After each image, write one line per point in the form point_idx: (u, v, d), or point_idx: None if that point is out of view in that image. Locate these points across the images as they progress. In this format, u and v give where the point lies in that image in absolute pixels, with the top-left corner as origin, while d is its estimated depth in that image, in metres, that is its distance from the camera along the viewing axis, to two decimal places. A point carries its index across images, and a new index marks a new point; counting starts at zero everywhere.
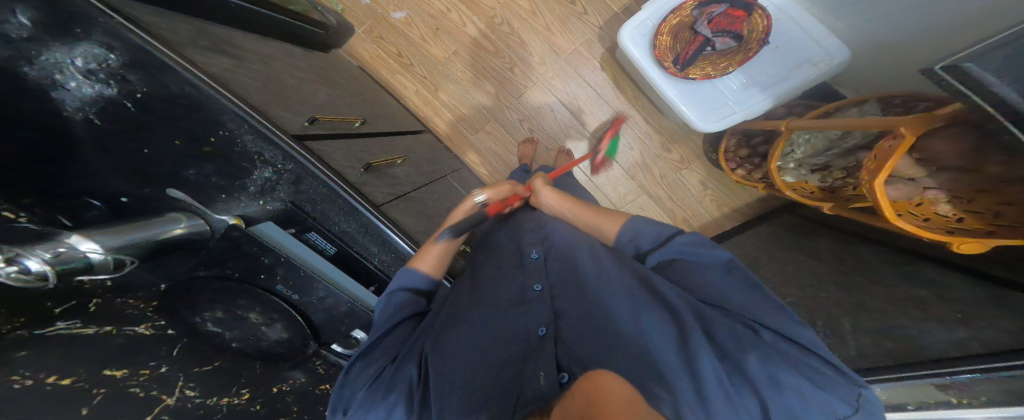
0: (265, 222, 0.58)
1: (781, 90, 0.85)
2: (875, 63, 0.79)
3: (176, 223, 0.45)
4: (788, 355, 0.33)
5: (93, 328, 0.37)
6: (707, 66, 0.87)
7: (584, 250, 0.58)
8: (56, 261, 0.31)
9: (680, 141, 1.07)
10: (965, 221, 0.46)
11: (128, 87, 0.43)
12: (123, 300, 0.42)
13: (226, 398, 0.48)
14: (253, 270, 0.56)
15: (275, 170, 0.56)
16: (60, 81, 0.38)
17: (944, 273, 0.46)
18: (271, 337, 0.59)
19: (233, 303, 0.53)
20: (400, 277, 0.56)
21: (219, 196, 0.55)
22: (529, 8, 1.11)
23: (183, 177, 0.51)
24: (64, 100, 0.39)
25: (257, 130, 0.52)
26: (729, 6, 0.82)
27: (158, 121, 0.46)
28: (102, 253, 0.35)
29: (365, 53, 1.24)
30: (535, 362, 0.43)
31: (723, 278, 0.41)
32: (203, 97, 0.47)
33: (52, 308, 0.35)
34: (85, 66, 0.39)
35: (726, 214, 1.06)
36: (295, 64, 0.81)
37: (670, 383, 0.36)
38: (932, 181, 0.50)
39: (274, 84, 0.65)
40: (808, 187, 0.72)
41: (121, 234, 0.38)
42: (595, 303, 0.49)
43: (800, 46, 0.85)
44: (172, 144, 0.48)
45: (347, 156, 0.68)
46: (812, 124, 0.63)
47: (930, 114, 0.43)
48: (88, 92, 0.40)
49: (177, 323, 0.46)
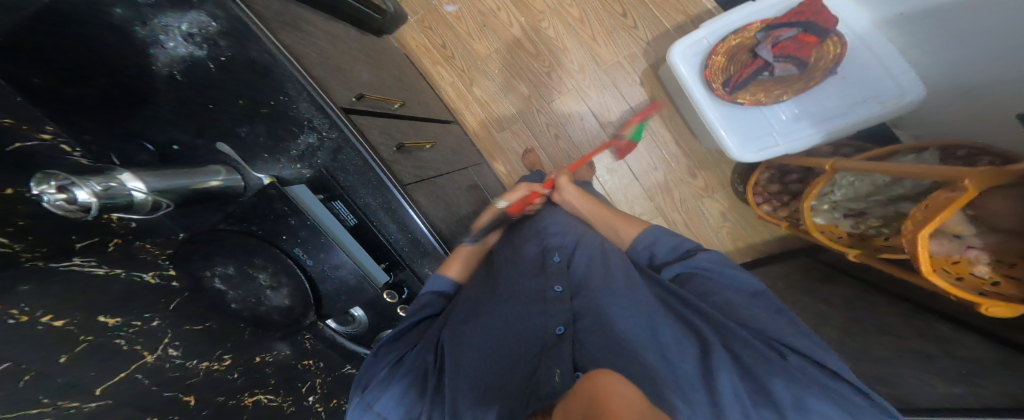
0: (298, 185, 0.61)
1: (833, 127, 0.85)
2: (950, 110, 0.73)
3: (215, 176, 0.52)
4: (818, 382, 0.32)
5: (104, 269, 0.46)
6: (758, 91, 0.86)
7: (610, 255, 0.59)
8: (104, 195, 0.37)
9: (707, 168, 1.06)
10: (999, 285, 0.40)
11: (216, 50, 0.51)
12: (140, 244, 0.52)
13: (205, 363, 0.51)
14: (277, 232, 0.61)
15: (319, 136, 0.60)
16: (161, 40, 0.49)
17: (952, 333, 0.45)
18: (271, 302, 0.60)
19: (247, 262, 0.58)
20: (431, 281, 0.65)
21: (262, 156, 0.62)
22: (578, 16, 1.13)
23: (237, 134, 0.60)
24: (159, 56, 0.50)
25: (313, 98, 0.57)
26: (801, 30, 0.79)
27: (229, 80, 0.54)
28: (145, 193, 0.42)
29: (413, 42, 1.29)
30: (549, 363, 0.45)
31: (746, 298, 0.42)
32: (275, 65, 0.53)
33: (74, 243, 0.44)
34: (187, 30, 0.49)
35: (740, 248, 1.04)
36: (350, 43, 0.86)
37: (689, 395, 0.35)
38: (979, 241, 0.43)
39: (329, 57, 0.70)
40: (837, 232, 0.67)
41: (167, 179, 0.45)
42: (612, 305, 0.49)
43: (870, 81, 0.82)
44: (235, 103, 0.56)
45: (383, 134, 0.72)
46: (861, 165, 0.58)
47: (1006, 170, 0.35)
48: (181, 51, 0.50)
49: (186, 276, 0.54)
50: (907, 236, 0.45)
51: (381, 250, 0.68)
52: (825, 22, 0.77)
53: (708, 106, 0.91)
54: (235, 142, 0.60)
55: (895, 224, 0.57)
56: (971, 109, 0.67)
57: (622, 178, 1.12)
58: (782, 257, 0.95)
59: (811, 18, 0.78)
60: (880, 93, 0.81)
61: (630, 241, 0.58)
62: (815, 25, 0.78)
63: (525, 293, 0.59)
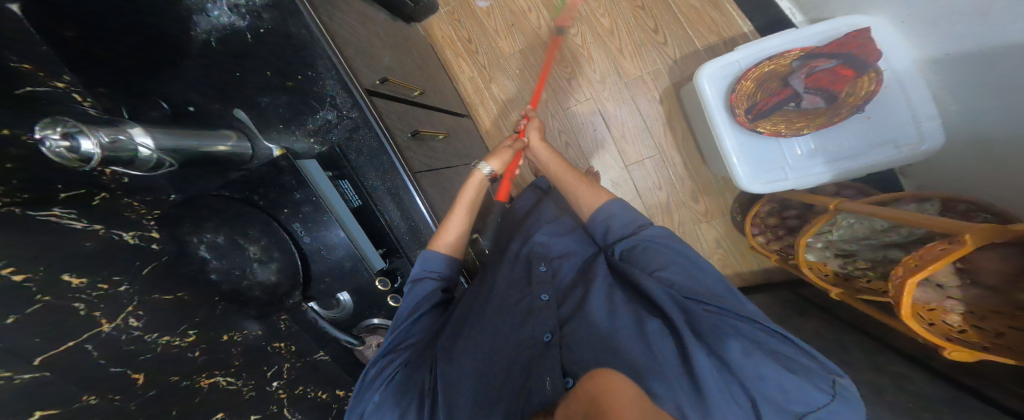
0: (309, 160, 0.64)
1: (846, 167, 0.83)
2: (943, 163, 0.77)
3: (222, 142, 0.56)
4: (767, 348, 0.40)
5: (82, 224, 0.41)
6: (780, 122, 0.86)
7: (593, 266, 0.64)
8: (113, 145, 0.40)
9: (710, 194, 1.06)
10: (967, 333, 0.41)
11: (258, 23, 0.56)
12: (127, 203, 0.49)
13: (166, 338, 0.43)
14: (279, 204, 0.61)
15: (338, 114, 0.63)
16: (209, 10, 0.55)
17: (909, 379, 0.45)
18: (258, 277, 0.57)
19: (238, 232, 0.57)
20: (422, 260, 0.62)
21: (276, 127, 0.66)
22: (608, 27, 1.14)
23: (256, 102, 0.64)
24: (201, 22, 0.56)
25: (341, 77, 0.60)
26: (840, 62, 0.78)
27: (264, 52, 0.59)
28: (150, 150, 0.45)
29: (440, 33, 1.31)
30: (541, 370, 0.49)
31: (698, 279, 0.50)
32: (312, 42, 0.57)
33: (61, 190, 0.41)
34: (235, 2, 0.54)
35: (728, 275, 1.04)
36: (379, 25, 0.88)
37: (668, 379, 0.42)
38: (960, 292, 0.44)
39: (358, 37, 0.72)
40: (824, 269, 0.68)
41: (176, 139, 0.49)
42: (587, 318, 0.54)
43: (894, 123, 0.81)
44: (264, 73, 0.60)
45: (400, 119, 0.74)
46: (866, 209, 0.59)
47: (1009, 228, 0.35)
48: (222, 20, 0.56)
49: (165, 241, 0.50)
50: (894, 282, 0.45)
51: (381, 236, 0.68)
52: (868, 56, 0.76)
53: (727, 131, 0.90)
54: (252, 109, 0.64)
55: (882, 269, 0.57)
56: (965, 163, 0.71)
57: (625, 194, 1.12)
58: (768, 288, 0.95)
59: (854, 50, 0.77)
60: (899, 136, 0.81)
61: (591, 212, 0.64)
62: (857, 58, 0.77)
63: (512, 297, 0.64)
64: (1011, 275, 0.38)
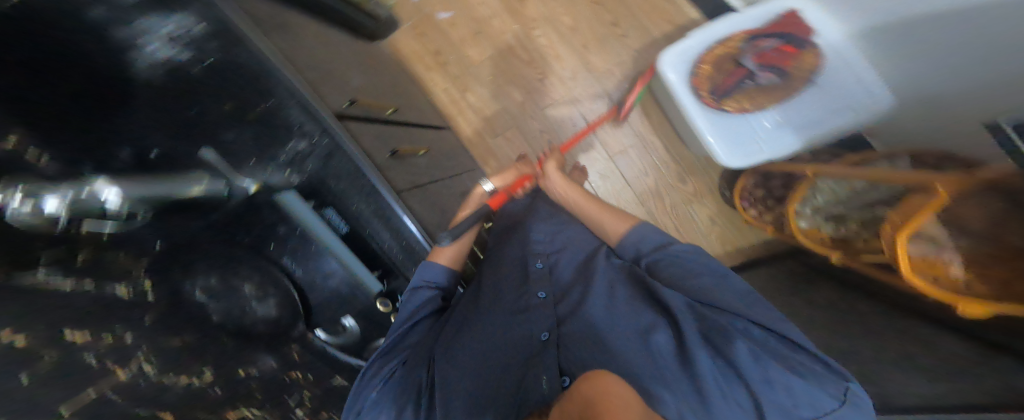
0: (288, 192, 0.58)
1: (814, 134, 0.86)
2: (908, 118, 0.79)
3: (196, 182, 0.50)
4: (774, 350, 0.37)
5: (69, 286, 0.37)
6: (743, 98, 0.90)
7: (591, 262, 0.63)
8: (72, 202, 0.39)
9: (695, 173, 1.09)
10: (970, 284, 0.41)
11: (201, 55, 0.49)
12: (112, 258, 0.42)
13: (186, 377, 0.41)
14: (265, 238, 0.57)
15: (311, 143, 0.58)
16: (144, 44, 0.47)
17: (934, 333, 0.45)
18: (258, 312, 0.54)
19: (228, 272, 0.53)
20: (421, 269, 0.62)
21: (248, 161, 0.56)
22: (570, 25, 1.16)
23: (221, 139, 0.54)
24: (140, 60, 0.47)
25: (304, 101, 0.54)
26: (783, 41, 0.87)
27: (213, 85, 0.51)
28: (119, 202, 0.43)
29: (405, 48, 1.28)
30: (536, 369, 0.49)
31: (712, 281, 0.48)
32: (263, 68, 0.50)
33: (41, 251, 0.36)
34: (171, 34, 0.47)
35: (729, 251, 1.05)
36: (342, 47, 0.86)
37: (671, 385, 0.42)
38: (953, 244, 0.45)
39: (321, 61, 0.69)
40: (821, 235, 0.68)
41: (145, 185, 0.45)
42: (590, 321, 0.53)
43: (846, 90, 0.86)
44: (219, 107, 0.52)
45: (377, 139, 0.71)
46: (841, 171, 0.62)
47: (971, 178, 0.39)
48: (160, 55, 0.48)
49: (163, 286, 0.46)
50: (886, 238, 0.47)
51: (372, 259, 0.65)
52: (802, 34, 0.87)
53: (698, 113, 0.90)
54: (219, 148, 0.54)
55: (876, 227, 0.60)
56: (931, 114, 0.73)
57: (615, 185, 1.11)
58: (769, 259, 0.96)
59: (790, 30, 0.87)
60: (852, 100, 0.85)
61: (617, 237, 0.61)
62: (795, 36, 0.87)
63: (509, 298, 0.61)
64: (994, 218, 0.42)
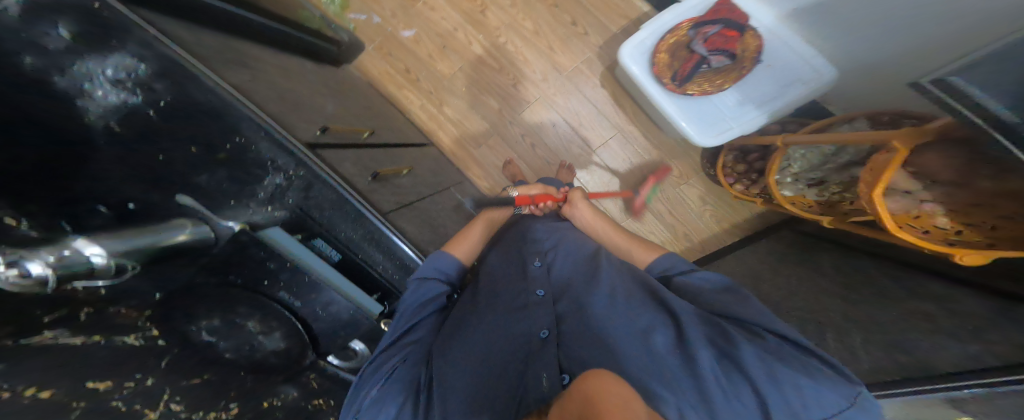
0: (275, 228, 0.52)
1: (775, 107, 0.87)
2: (856, 85, 0.82)
3: (179, 229, 0.39)
4: (783, 354, 0.36)
5: (80, 339, 0.32)
6: (704, 82, 0.90)
7: (592, 261, 0.61)
8: (60, 265, 0.25)
9: (678, 157, 1.09)
10: (964, 233, 0.44)
11: (154, 95, 0.41)
12: (115, 310, 0.35)
13: (212, 414, 0.43)
14: (258, 277, 0.48)
15: (287, 176, 0.54)
16: (89, 90, 0.36)
17: (947, 290, 0.43)
18: (266, 347, 0.49)
19: (231, 311, 0.45)
20: (433, 258, 0.60)
21: (229, 202, 0.50)
22: (533, 29, 1.17)
23: (196, 183, 0.46)
24: (89, 108, 0.36)
25: (273, 135, 0.51)
26: (723, 26, 0.87)
27: (180, 127, 0.43)
28: (105, 258, 0.29)
29: (375, 69, 1.27)
30: (536, 366, 0.46)
31: (720, 289, 0.47)
32: (225, 107, 0.46)
33: (41, 317, 0.29)
34: (115, 76, 0.38)
35: (725, 229, 1.07)
36: (307, 76, 0.82)
37: (673, 383, 0.40)
38: (928, 194, 0.46)
39: (285, 92, 0.65)
40: (806, 201, 0.72)
41: (127, 238, 0.32)
42: (594, 323, 0.50)
43: (790, 67, 0.86)
44: (187, 150, 0.45)
45: (355, 165, 0.68)
46: (807, 139, 0.65)
47: (923, 129, 0.42)
48: (114, 100, 0.37)
49: (168, 332, 0.40)
50: (864, 193, 0.49)
51: (370, 282, 0.62)
52: (739, 18, 0.86)
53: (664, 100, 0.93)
54: (195, 192, 0.46)
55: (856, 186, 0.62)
56: (883, 79, 0.75)
57: (601, 178, 1.13)
58: (765, 232, 0.97)
59: (726, 15, 0.86)
60: (800, 74, 0.86)
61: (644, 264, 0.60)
62: (732, 21, 0.87)
63: (510, 295, 0.59)
64: (956, 169, 0.42)
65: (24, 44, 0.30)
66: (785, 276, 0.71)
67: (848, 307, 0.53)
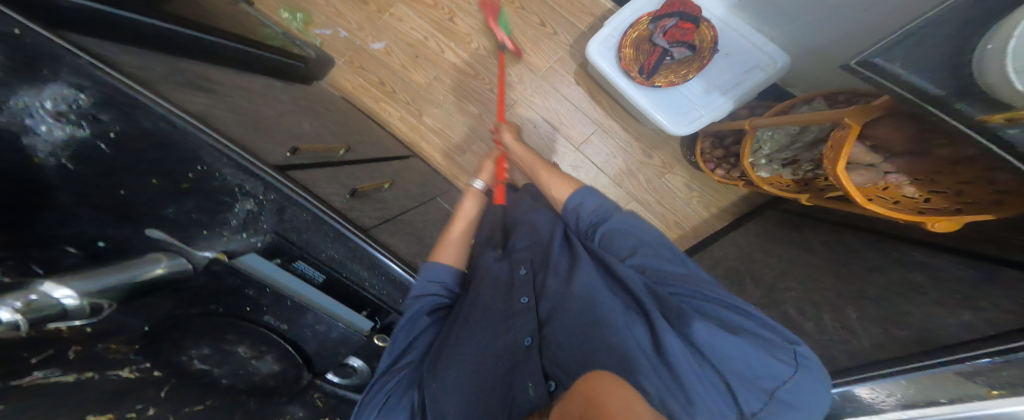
0: (251, 255, 0.50)
1: (739, 93, 0.88)
2: (808, 69, 0.86)
3: (155, 263, 0.37)
4: (735, 330, 0.40)
5: (76, 376, 0.28)
6: (670, 73, 0.89)
7: (568, 250, 0.58)
8: (29, 309, 0.23)
9: (658, 147, 1.13)
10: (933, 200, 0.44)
11: (102, 126, 0.37)
12: (106, 346, 0.32)
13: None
14: (239, 303, 0.46)
15: (257, 201, 0.52)
16: (32, 126, 0.32)
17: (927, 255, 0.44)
18: (263, 370, 0.48)
19: (221, 338, 0.43)
20: (426, 271, 0.59)
21: (201, 233, 0.47)
22: (503, 33, 1.17)
23: (162, 215, 0.43)
24: (35, 146, 0.33)
25: (237, 159, 0.47)
26: (680, 18, 0.87)
27: (132, 160, 0.40)
28: (76, 298, 0.27)
29: (348, 84, 1.23)
30: (523, 376, 0.45)
31: (676, 264, 0.49)
32: (182, 134, 0.43)
33: (30, 359, 0.25)
34: (55, 108, 0.34)
35: (714, 213, 1.10)
36: (277, 96, 0.79)
37: (650, 375, 0.38)
38: (890, 165, 0.49)
39: (253, 115, 0.61)
40: (783, 181, 0.75)
41: (95, 278, 0.30)
42: (579, 317, 0.47)
43: (745, 54, 0.90)
44: (146, 182, 0.41)
45: (331, 184, 0.66)
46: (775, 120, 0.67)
47: (871, 105, 0.45)
48: (60, 135, 0.34)
49: (166, 365, 0.36)
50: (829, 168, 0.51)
51: (357, 299, 0.60)
52: (693, 11, 0.88)
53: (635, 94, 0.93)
54: (168, 225, 0.43)
55: None
56: (832, 59, 0.79)
57: (588, 173, 1.14)
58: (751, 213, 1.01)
59: (681, 8, 0.88)
60: (756, 62, 0.88)
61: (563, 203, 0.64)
62: (687, 13, 0.88)
63: (490, 301, 0.56)
64: (910, 138, 0.46)
65: None
66: (773, 255, 0.74)
67: (838, 281, 0.54)
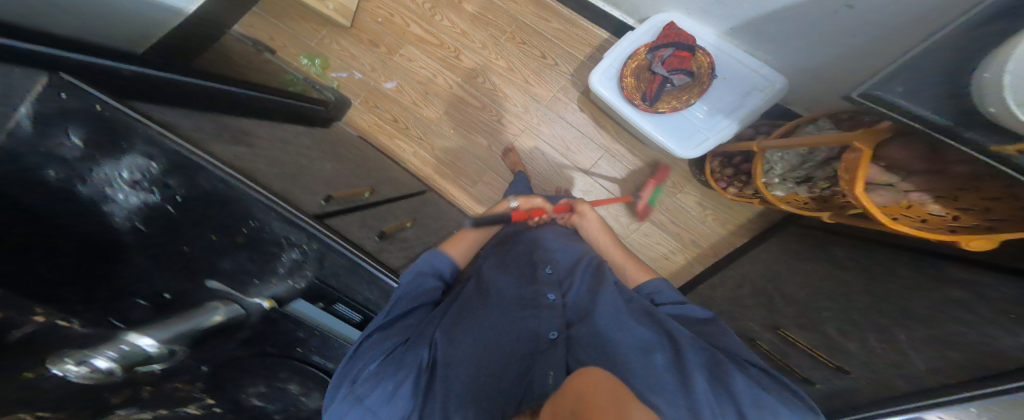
0: (297, 302, 0.56)
1: (742, 114, 0.90)
2: (810, 89, 0.89)
3: (216, 311, 0.43)
4: (766, 386, 0.39)
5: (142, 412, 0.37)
6: (671, 100, 0.92)
7: (598, 269, 0.62)
8: (122, 358, 0.33)
9: (668, 168, 1.14)
10: (962, 218, 0.43)
11: (169, 191, 0.42)
12: (175, 385, 0.40)
13: None
14: (291, 345, 0.55)
15: (302, 250, 0.55)
16: (111, 195, 0.37)
17: (965, 271, 0.43)
18: (307, 402, 0.61)
19: (274, 377, 0.54)
20: (430, 256, 0.63)
21: (252, 282, 0.51)
22: (506, 66, 1.23)
23: (220, 268, 0.47)
24: (113, 212, 0.37)
25: (280, 212, 0.51)
26: (676, 49, 0.91)
27: (198, 218, 0.45)
28: (158, 346, 0.36)
29: (364, 122, 1.30)
30: (543, 366, 0.46)
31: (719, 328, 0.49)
32: (232, 192, 0.47)
33: (111, 396, 0.33)
34: (131, 178, 0.39)
35: (731, 230, 1.10)
36: (302, 141, 0.83)
37: (666, 393, 0.39)
38: (909, 184, 0.49)
39: (284, 164, 0.65)
40: (800, 199, 0.75)
41: (171, 326, 0.38)
42: (604, 324, 0.50)
43: (744, 78, 0.91)
44: (207, 238, 0.45)
45: (363, 228, 0.68)
46: (779, 143, 0.70)
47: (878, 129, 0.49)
48: (134, 201, 0.39)
49: (224, 401, 0.48)
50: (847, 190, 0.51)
51: None
52: (687, 40, 0.91)
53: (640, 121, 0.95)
54: (225, 276, 0.48)
55: None
56: (832, 80, 0.82)
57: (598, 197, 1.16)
58: (770, 229, 1.00)
59: (676, 38, 0.91)
60: (756, 83, 0.91)
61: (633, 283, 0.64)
62: (682, 43, 0.91)
63: (517, 297, 0.59)
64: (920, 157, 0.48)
65: (43, 157, 0.31)
66: (800, 273, 0.73)
67: (876, 301, 0.52)
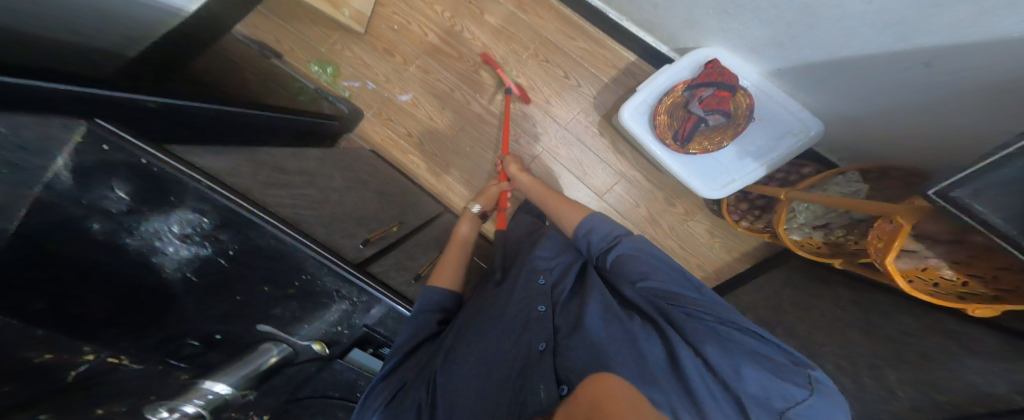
0: (354, 352, 0.62)
1: (773, 158, 0.95)
2: (843, 135, 0.91)
3: (271, 351, 0.51)
4: (746, 350, 0.41)
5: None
6: (703, 141, 0.95)
7: (584, 275, 0.61)
8: (205, 404, 0.42)
9: (680, 195, 1.16)
10: (969, 284, 0.47)
11: (220, 245, 0.46)
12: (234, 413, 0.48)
13: None
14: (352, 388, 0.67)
15: (351, 301, 0.58)
16: (161, 248, 0.41)
17: (961, 321, 0.46)
18: None
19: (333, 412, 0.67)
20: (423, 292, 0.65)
21: (301, 325, 0.56)
22: (528, 84, 1.24)
23: (272, 314, 0.53)
24: (164, 263, 0.41)
25: (335, 270, 0.53)
26: (716, 88, 0.91)
27: (254, 272, 0.49)
28: (228, 389, 0.44)
29: (377, 135, 1.32)
30: (536, 378, 0.43)
31: (692, 292, 0.53)
32: (285, 249, 0.50)
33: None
34: (181, 231, 0.42)
35: (737, 258, 1.12)
36: (323, 165, 0.85)
37: (661, 384, 0.37)
38: (930, 252, 0.52)
39: (318, 200, 0.67)
40: (815, 243, 0.79)
41: (237, 370, 0.46)
42: (590, 326, 0.47)
43: (780, 120, 0.95)
44: (260, 290, 0.50)
45: (399, 270, 0.71)
46: (807, 195, 0.72)
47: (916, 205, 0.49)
48: (184, 253, 0.43)
49: None
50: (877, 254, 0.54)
51: None
52: (729, 81, 0.91)
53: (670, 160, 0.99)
54: (272, 320, 0.53)
55: (859, 227, 0.71)
56: (866, 130, 0.85)
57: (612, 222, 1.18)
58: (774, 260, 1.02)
59: (720, 78, 0.91)
60: (790, 127, 0.95)
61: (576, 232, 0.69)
62: (724, 83, 0.92)
63: (512, 305, 0.57)
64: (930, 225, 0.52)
65: (86, 210, 0.34)
66: (801, 307, 0.75)
67: (873, 341, 0.55)
